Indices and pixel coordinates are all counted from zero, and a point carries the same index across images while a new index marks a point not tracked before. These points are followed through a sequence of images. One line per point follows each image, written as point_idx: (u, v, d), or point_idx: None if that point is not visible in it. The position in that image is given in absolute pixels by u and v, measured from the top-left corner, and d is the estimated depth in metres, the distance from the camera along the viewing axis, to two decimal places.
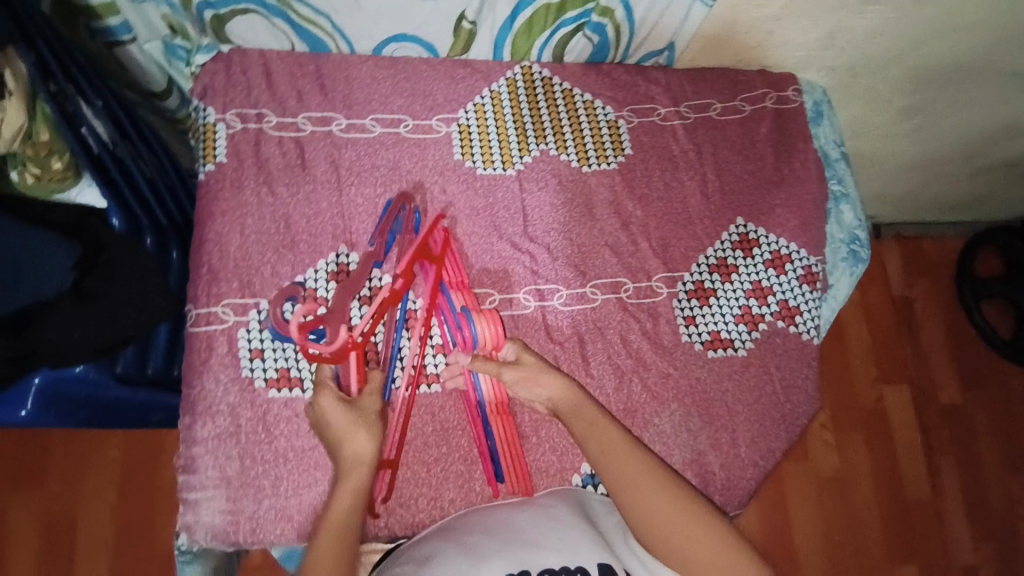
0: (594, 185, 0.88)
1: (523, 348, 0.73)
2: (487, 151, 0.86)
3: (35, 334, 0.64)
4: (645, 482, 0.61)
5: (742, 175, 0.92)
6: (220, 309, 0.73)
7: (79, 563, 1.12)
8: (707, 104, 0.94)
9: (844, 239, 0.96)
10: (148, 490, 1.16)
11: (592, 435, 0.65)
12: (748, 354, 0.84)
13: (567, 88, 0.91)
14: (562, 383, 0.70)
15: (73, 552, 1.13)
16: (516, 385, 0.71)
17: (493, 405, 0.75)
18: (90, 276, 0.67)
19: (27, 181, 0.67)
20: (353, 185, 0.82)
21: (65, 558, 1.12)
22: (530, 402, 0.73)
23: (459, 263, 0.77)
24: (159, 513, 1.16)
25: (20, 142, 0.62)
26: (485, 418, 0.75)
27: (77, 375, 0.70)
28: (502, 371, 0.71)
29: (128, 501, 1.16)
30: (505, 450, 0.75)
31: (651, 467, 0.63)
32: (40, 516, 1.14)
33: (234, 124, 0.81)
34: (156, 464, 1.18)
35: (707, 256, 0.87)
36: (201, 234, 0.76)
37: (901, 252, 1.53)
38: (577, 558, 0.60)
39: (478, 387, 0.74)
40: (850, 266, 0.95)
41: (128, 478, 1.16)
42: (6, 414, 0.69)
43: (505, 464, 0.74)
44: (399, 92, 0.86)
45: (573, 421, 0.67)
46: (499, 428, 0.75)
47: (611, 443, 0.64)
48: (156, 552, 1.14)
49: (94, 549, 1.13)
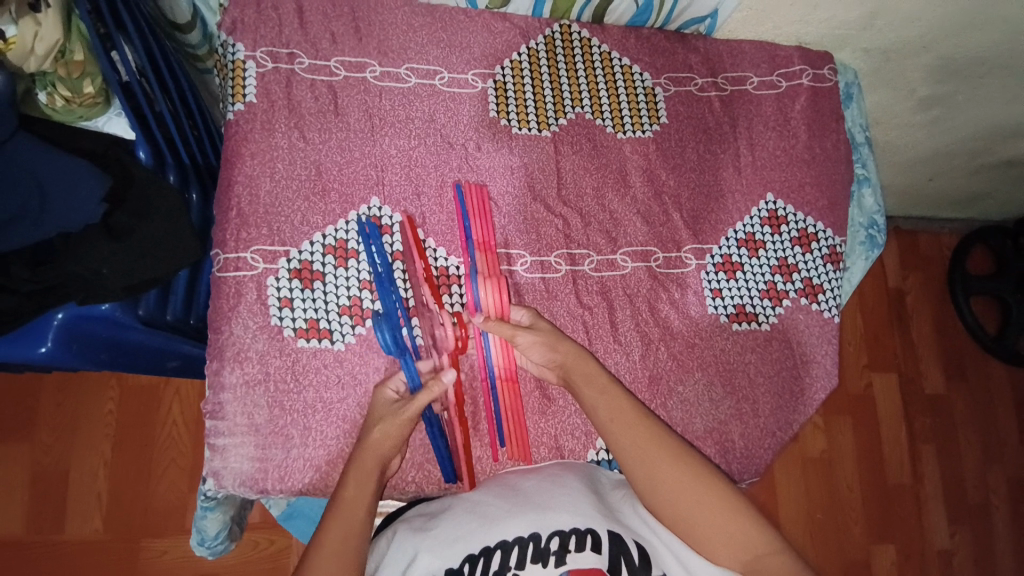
0: (629, 153, 0.87)
1: (538, 314, 0.72)
2: (523, 110, 0.84)
3: (62, 265, 0.63)
4: (649, 446, 0.63)
5: (775, 153, 0.92)
6: (249, 255, 0.71)
7: (72, 514, 1.11)
8: (743, 78, 0.94)
9: (863, 224, 0.98)
10: (142, 444, 1.15)
11: (602, 402, 0.66)
12: (770, 328, 0.85)
13: (606, 51, 0.89)
14: (574, 349, 0.70)
15: (65, 503, 1.11)
16: (528, 349, 0.70)
17: (503, 372, 0.75)
18: (119, 211, 0.66)
19: (55, 103, 0.67)
20: (387, 135, 0.80)
21: (55, 509, 1.11)
22: (539, 368, 0.74)
23: (491, 226, 0.78)
24: (154, 466, 1.14)
25: (53, 59, 0.62)
26: (493, 381, 0.75)
27: (102, 313, 0.66)
28: (517, 334, 0.69)
29: (122, 455, 1.14)
30: (508, 416, 0.75)
31: (657, 434, 0.64)
32: (31, 468, 1.12)
33: (265, 63, 0.77)
34: (151, 419, 1.16)
35: (736, 231, 0.87)
36: (230, 175, 0.74)
37: (899, 246, 1.55)
38: (586, 520, 0.59)
39: (488, 350, 0.74)
40: (867, 250, 0.97)
41: (123, 431, 1.15)
42: (22, 351, 0.64)
43: (506, 429, 0.75)
44: (434, 42, 0.83)
45: (584, 389, 0.68)
46: (505, 395, 0.75)
47: (620, 411, 0.65)
48: (152, 505, 1.13)
49: (87, 500, 1.12)
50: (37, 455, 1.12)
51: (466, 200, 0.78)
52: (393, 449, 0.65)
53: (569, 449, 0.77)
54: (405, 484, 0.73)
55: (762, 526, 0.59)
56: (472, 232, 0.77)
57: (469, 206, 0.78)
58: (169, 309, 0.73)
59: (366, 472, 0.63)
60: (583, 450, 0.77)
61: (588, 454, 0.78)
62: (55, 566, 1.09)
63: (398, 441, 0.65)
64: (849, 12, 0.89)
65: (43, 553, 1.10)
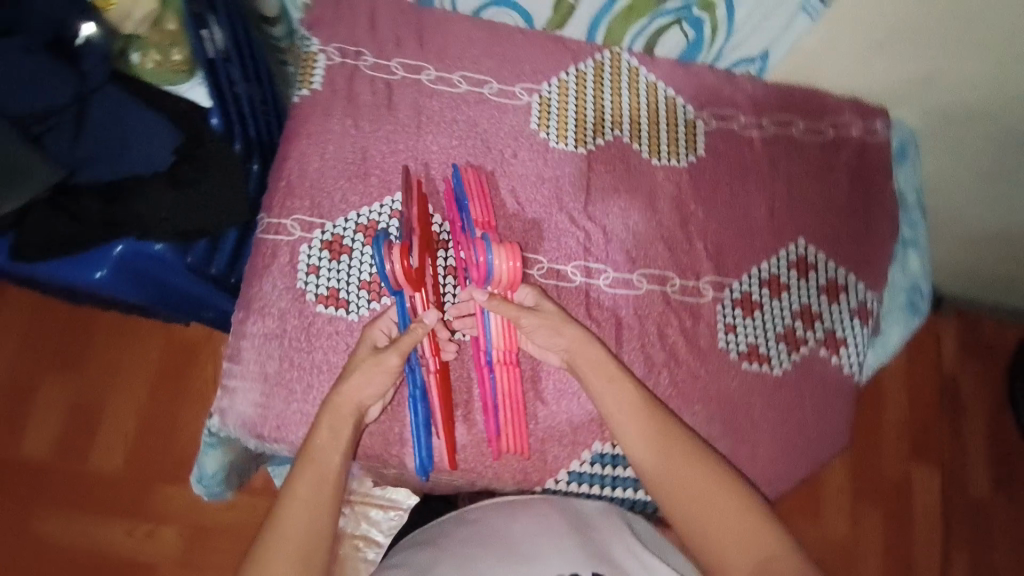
0: (661, 179, 0.88)
1: (542, 294, 0.73)
2: (563, 126, 0.88)
3: (130, 206, 0.70)
4: (656, 438, 0.64)
5: (811, 198, 0.91)
6: (289, 222, 0.78)
7: (97, 450, 1.22)
8: (789, 122, 0.94)
9: (906, 287, 0.97)
10: (173, 395, 1.25)
11: (608, 391, 0.68)
12: (782, 374, 0.81)
13: (653, 81, 0.92)
14: (579, 334, 0.70)
15: (96, 434, 1.23)
16: (533, 332, 0.71)
17: (501, 353, 0.75)
18: (185, 165, 0.73)
19: (146, 66, 0.75)
20: (430, 132, 0.85)
21: (85, 442, 1.22)
22: (542, 351, 0.75)
23: (488, 205, 0.80)
24: (178, 418, 1.24)
25: (149, 25, 0.73)
26: (491, 365, 0.75)
27: (155, 253, 0.74)
28: (521, 315, 0.70)
29: (153, 400, 1.25)
30: (505, 402, 0.75)
31: (668, 431, 0.65)
32: (73, 399, 1.24)
33: (334, 57, 0.86)
34: (184, 375, 1.26)
35: (760, 270, 0.85)
36: (286, 151, 0.82)
37: (958, 330, 1.46)
38: (570, 565, 0.60)
39: (489, 329, 0.74)
40: (907, 316, 0.96)
41: (158, 380, 1.26)
42: (83, 272, 0.74)
43: (503, 418, 0.75)
44: (489, 55, 0.89)
45: (591, 376, 0.69)
46: (502, 377, 0.75)
47: (627, 400, 0.66)
48: (169, 454, 1.23)
49: (115, 439, 1.23)
50: (82, 389, 1.25)
51: (461, 180, 0.80)
52: (370, 396, 0.67)
53: (553, 455, 0.77)
54: (389, 457, 0.75)
55: (773, 528, 0.59)
56: (471, 211, 0.78)
57: (468, 184, 0.80)
58: (214, 263, 0.81)
59: (343, 422, 0.66)
60: (566, 460, 0.77)
61: (571, 465, 0.77)
62: (75, 489, 1.20)
63: (376, 387, 0.67)
64: (907, 66, 0.90)
65: (67, 478, 1.21)
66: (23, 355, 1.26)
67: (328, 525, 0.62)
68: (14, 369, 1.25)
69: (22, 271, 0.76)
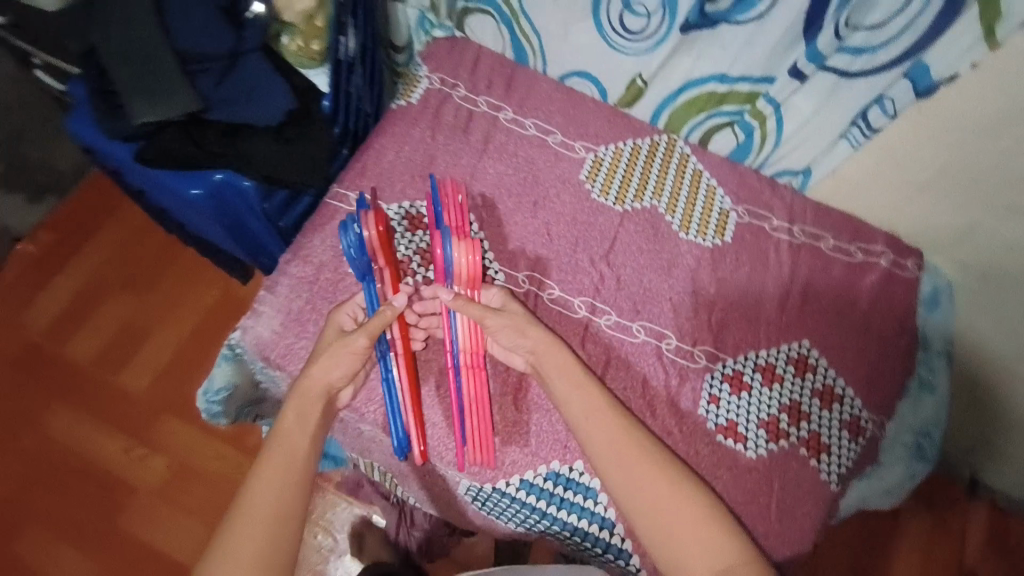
0: (684, 250, 0.95)
1: (509, 298, 0.82)
2: (608, 184, 0.99)
3: (241, 144, 0.87)
4: (623, 447, 0.71)
5: (825, 308, 0.94)
6: (354, 195, 0.92)
7: (126, 372, 1.39)
8: (820, 236, 0.98)
9: (917, 430, 0.93)
10: (207, 342, 1.42)
11: (575, 395, 0.74)
12: (756, 459, 0.82)
13: (699, 169, 1.01)
14: (546, 339, 0.77)
15: (133, 357, 1.40)
16: (498, 331, 0.78)
17: (467, 355, 0.82)
18: (291, 127, 0.89)
19: (291, 48, 0.93)
20: (492, 158, 0.98)
21: (120, 361, 1.40)
22: (510, 355, 0.81)
23: (460, 212, 0.90)
24: (204, 364, 1.40)
25: (303, 19, 0.90)
26: (458, 368, 0.81)
27: (242, 188, 0.90)
28: (487, 316, 0.77)
29: (189, 342, 1.42)
30: (471, 409, 0.80)
31: (635, 440, 0.72)
32: (129, 320, 1.44)
33: (434, 84, 1.04)
34: (221, 326, 1.44)
35: (757, 355, 0.88)
36: (373, 142, 0.98)
37: (988, 522, 1.32)
38: None
39: (455, 330, 0.81)
40: (912, 461, 0.92)
41: (200, 325, 1.44)
42: (183, 185, 0.90)
43: (469, 427, 0.79)
44: (561, 112, 1.04)
45: (556, 379, 0.76)
46: (468, 382, 0.81)
47: (594, 406, 0.73)
48: (183, 392, 1.37)
49: (143, 367, 1.40)
50: (130, 317, 1.44)
51: (436, 187, 0.90)
52: (339, 379, 0.75)
53: (511, 461, 0.80)
54: (365, 411, 0.82)
55: (739, 538, 0.66)
56: (443, 217, 0.89)
57: (444, 192, 0.91)
58: (283, 217, 0.97)
59: (311, 407, 0.73)
60: (523, 469, 0.79)
61: (526, 475, 0.79)
62: (101, 399, 1.37)
63: (344, 369, 0.75)
64: (946, 215, 0.95)
65: (98, 386, 1.38)
66: (98, 275, 1.48)
67: (296, 505, 0.68)
68: (86, 285, 1.47)
69: (138, 176, 0.94)
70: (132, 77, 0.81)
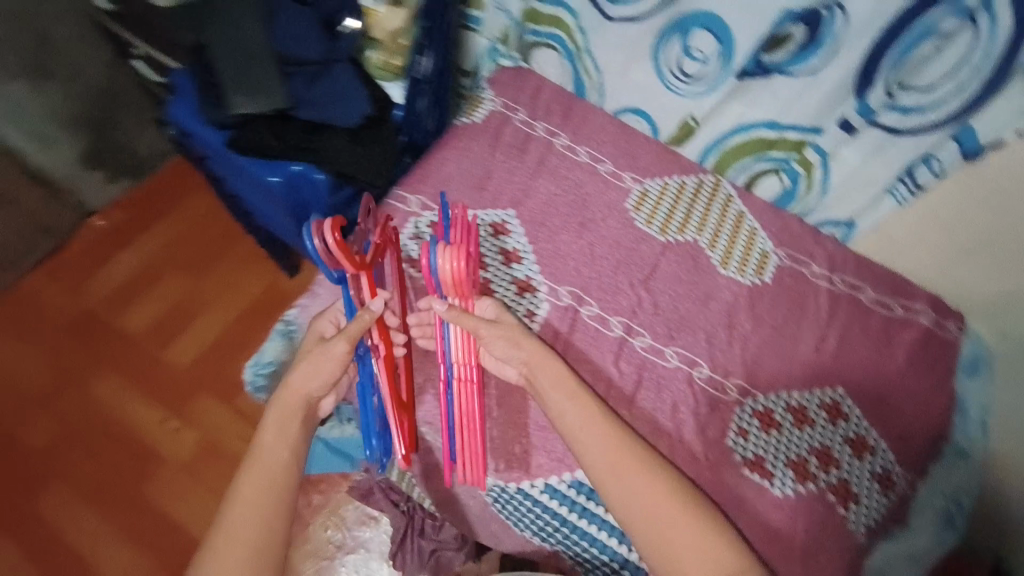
0: (722, 285, 0.97)
1: (501, 308, 0.84)
2: (653, 216, 1.03)
3: (319, 142, 0.96)
4: (623, 460, 0.72)
5: (862, 358, 0.93)
6: (413, 198, 1.00)
7: (174, 346, 1.48)
8: (860, 287, 0.99)
9: (947, 495, 0.89)
10: (251, 327, 1.50)
11: (572, 405, 0.76)
12: (781, 497, 0.82)
13: (743, 212, 1.04)
14: (540, 349, 0.80)
15: (182, 333, 1.49)
16: (492, 341, 0.80)
17: (460, 365, 0.84)
18: (365, 130, 0.98)
19: (374, 62, 1.04)
20: (544, 179, 1.04)
21: (170, 335, 1.49)
22: (502, 367, 0.86)
23: (462, 227, 0.82)
24: (244, 347, 1.47)
25: (390, 38, 1.01)
26: (451, 380, 0.84)
27: (314, 181, 0.99)
28: (479, 328, 0.80)
29: (234, 325, 1.50)
30: (462, 424, 0.83)
31: (636, 454, 0.73)
32: (183, 298, 1.53)
33: (497, 107, 1.11)
34: (265, 313, 1.51)
35: (789, 396, 0.89)
36: (435, 153, 1.05)
37: None
38: None
39: (447, 340, 0.84)
40: (940, 528, 0.87)
41: (245, 311, 1.51)
42: (264, 172, 0.99)
43: (459, 440, 0.83)
44: (614, 144, 1.09)
45: (554, 389, 0.77)
46: (460, 396, 0.84)
47: (591, 418, 0.75)
48: (224, 372, 1.45)
49: (190, 343, 1.48)
50: (184, 295, 1.54)
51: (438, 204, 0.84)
52: (319, 388, 0.79)
53: (537, 463, 0.85)
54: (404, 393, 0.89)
55: (743, 554, 0.68)
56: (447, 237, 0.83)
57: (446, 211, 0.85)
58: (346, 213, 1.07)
59: (292, 421, 0.77)
60: (548, 473, 0.84)
61: (552, 479, 0.84)
62: (150, 369, 1.46)
63: (325, 376, 0.78)
64: (993, 282, 0.94)
65: (147, 357, 1.47)
66: (159, 254, 1.59)
67: (281, 517, 0.71)
68: (147, 262, 1.58)
69: (223, 160, 1.04)
70: (234, 70, 0.91)
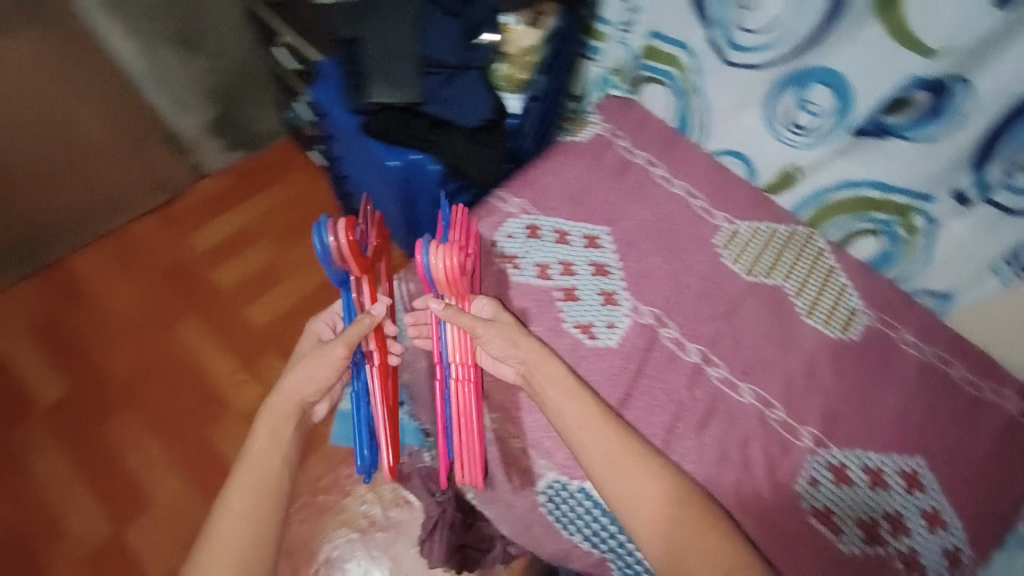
0: (805, 334, 0.96)
1: (499, 309, 0.93)
2: (741, 256, 1.04)
3: (441, 137, 1.06)
4: (625, 461, 0.79)
5: (947, 436, 0.89)
6: (513, 200, 1.06)
7: (253, 306, 1.60)
8: (950, 361, 0.95)
9: None
10: (328, 302, 1.60)
11: (569, 406, 0.84)
12: (848, 554, 0.81)
13: (834, 267, 1.03)
14: (540, 350, 0.88)
15: (262, 296, 1.61)
16: (490, 341, 0.88)
17: (458, 363, 0.93)
18: (484, 133, 1.06)
19: (502, 73, 1.12)
20: (637, 204, 1.08)
21: (252, 295, 1.61)
22: (499, 366, 0.95)
23: (460, 230, 0.94)
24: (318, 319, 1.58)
25: (522, 53, 1.10)
26: (448, 378, 0.93)
27: (429, 171, 1.10)
28: (478, 326, 0.87)
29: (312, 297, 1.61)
30: (460, 426, 0.90)
31: (641, 457, 0.80)
32: (269, 264, 1.65)
33: (601, 131, 1.16)
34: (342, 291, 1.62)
35: (866, 456, 0.87)
36: (540, 164, 1.11)
37: None
38: None
39: (444, 340, 0.93)
40: None
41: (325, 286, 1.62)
42: (387, 155, 1.09)
43: (457, 437, 0.90)
44: (711, 183, 1.12)
45: (551, 389, 0.85)
46: (457, 396, 0.91)
47: (588, 420, 0.82)
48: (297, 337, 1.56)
49: (267, 306, 1.60)
50: (270, 261, 1.66)
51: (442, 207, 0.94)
52: (311, 393, 0.88)
53: None
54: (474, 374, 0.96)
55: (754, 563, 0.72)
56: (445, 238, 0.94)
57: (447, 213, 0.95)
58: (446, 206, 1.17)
59: (284, 424, 0.86)
60: None
61: None
62: (228, 322, 1.58)
63: (319, 380, 0.88)
64: None
65: (228, 310, 1.59)
66: (257, 221, 1.73)
67: (271, 506, 0.79)
68: (245, 225, 1.72)
69: (350, 140, 1.15)
70: (383, 61, 1.01)
